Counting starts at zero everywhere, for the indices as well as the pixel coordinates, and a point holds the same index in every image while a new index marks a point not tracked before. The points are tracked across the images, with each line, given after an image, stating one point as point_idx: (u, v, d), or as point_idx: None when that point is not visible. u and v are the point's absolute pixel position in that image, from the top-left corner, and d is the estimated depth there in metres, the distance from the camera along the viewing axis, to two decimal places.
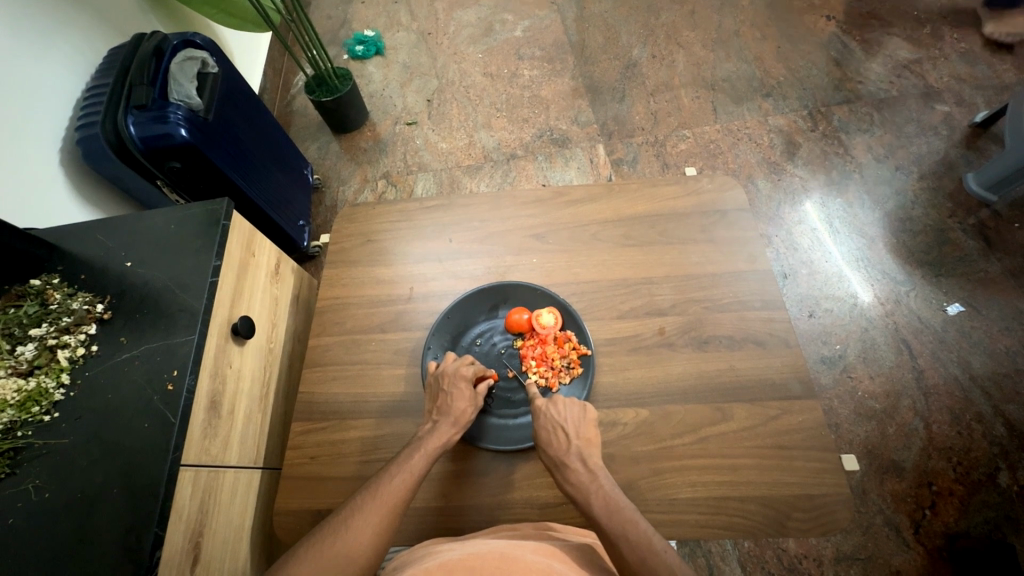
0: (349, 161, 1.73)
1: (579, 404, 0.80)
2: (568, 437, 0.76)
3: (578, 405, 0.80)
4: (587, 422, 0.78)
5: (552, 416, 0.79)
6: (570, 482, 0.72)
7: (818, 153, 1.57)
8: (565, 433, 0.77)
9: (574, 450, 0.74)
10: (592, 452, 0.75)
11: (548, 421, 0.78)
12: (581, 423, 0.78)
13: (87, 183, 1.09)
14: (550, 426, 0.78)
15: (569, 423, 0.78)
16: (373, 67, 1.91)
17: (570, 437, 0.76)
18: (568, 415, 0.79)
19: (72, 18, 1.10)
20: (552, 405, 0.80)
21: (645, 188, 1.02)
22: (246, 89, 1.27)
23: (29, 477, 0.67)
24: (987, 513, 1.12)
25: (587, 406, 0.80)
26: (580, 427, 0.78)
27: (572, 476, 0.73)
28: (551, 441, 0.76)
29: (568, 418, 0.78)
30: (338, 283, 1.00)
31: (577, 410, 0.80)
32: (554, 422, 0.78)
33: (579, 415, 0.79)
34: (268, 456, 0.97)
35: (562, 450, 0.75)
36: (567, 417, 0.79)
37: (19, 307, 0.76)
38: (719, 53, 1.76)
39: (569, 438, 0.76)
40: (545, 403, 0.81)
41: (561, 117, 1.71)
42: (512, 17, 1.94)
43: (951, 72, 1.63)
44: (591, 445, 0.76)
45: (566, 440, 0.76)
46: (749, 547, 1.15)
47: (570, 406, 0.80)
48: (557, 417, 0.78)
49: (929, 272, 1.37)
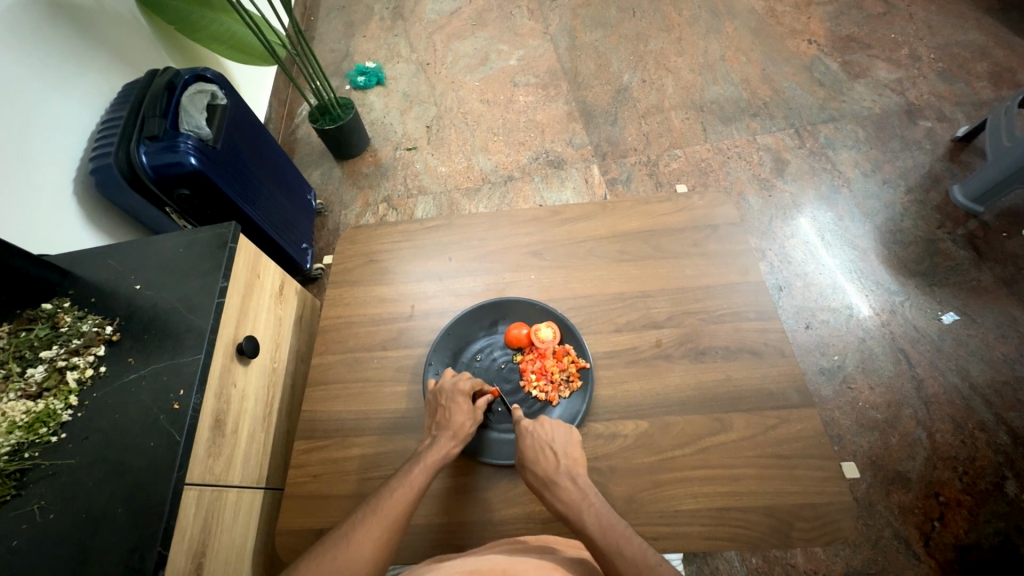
0: (351, 186, 1.78)
1: (565, 426, 0.82)
2: (556, 455, 0.77)
3: (564, 427, 0.81)
4: (573, 443, 0.79)
5: (540, 434, 0.79)
6: (560, 500, 0.72)
7: (806, 169, 1.61)
8: (553, 452, 0.77)
9: (563, 469, 0.75)
10: (580, 471, 0.76)
11: (536, 441, 0.79)
12: (569, 443, 0.79)
13: (98, 211, 1.12)
14: (539, 446, 0.78)
15: (557, 442, 0.78)
16: (374, 96, 1.98)
17: (558, 455, 0.77)
18: (556, 435, 0.79)
19: (87, 55, 1.16)
20: (540, 426, 0.81)
21: (638, 206, 1.05)
22: (254, 121, 1.32)
23: (35, 498, 0.68)
24: (997, 524, 1.11)
25: (571, 428, 0.82)
26: (567, 447, 0.78)
27: (562, 493, 0.73)
28: (539, 459, 0.76)
29: (557, 438, 0.79)
30: (339, 302, 1.02)
31: (564, 430, 0.81)
32: (541, 441, 0.78)
33: (565, 435, 0.80)
34: (271, 474, 0.98)
35: (551, 468, 0.75)
36: (555, 436, 0.79)
37: (30, 330, 0.78)
38: (707, 77, 1.82)
39: (557, 458, 0.76)
40: (532, 424, 0.81)
41: (556, 140, 1.77)
42: (507, 47, 2.02)
43: (931, 89, 1.69)
44: (578, 463, 0.77)
45: (554, 459, 0.76)
46: (757, 563, 1.13)
47: (557, 427, 0.81)
48: (545, 436, 0.79)
49: (923, 282, 1.39)
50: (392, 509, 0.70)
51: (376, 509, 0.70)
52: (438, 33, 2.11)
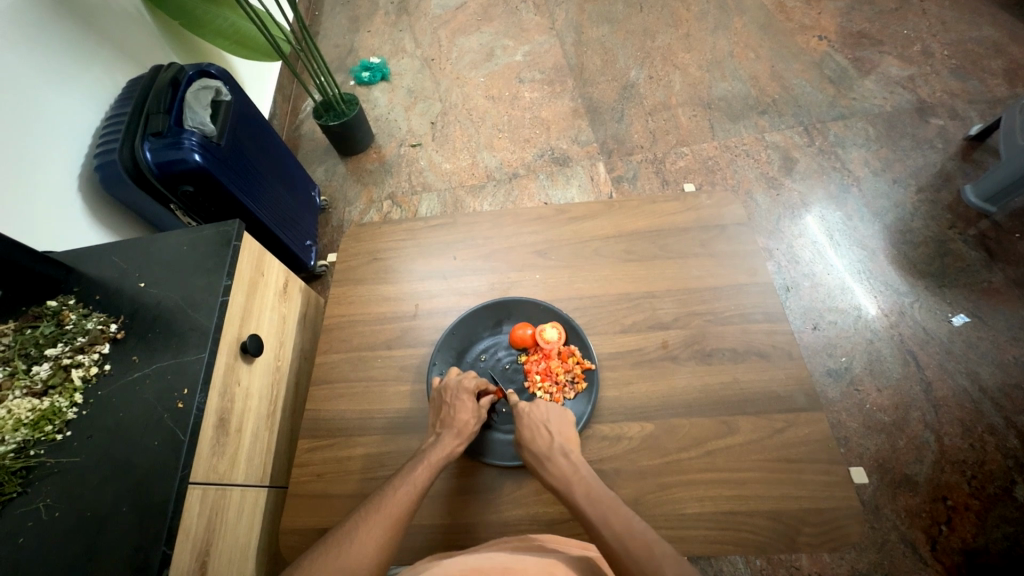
0: (355, 182, 1.77)
1: (560, 407, 0.82)
2: (551, 433, 0.77)
3: (558, 407, 0.81)
4: (567, 423, 0.79)
5: (535, 416, 0.79)
6: (553, 475, 0.72)
7: (815, 168, 1.59)
8: (547, 430, 0.77)
9: (556, 446, 0.75)
10: (573, 447, 0.76)
11: (531, 421, 0.79)
12: (563, 423, 0.79)
13: (103, 208, 1.13)
14: (534, 426, 0.78)
15: (551, 422, 0.79)
16: (378, 92, 1.97)
17: (552, 434, 0.77)
18: (551, 415, 0.80)
19: (92, 50, 1.15)
20: (534, 408, 0.81)
21: (644, 205, 1.04)
22: (257, 117, 1.32)
23: (40, 495, 0.68)
24: (1006, 528, 1.10)
25: (566, 409, 0.82)
26: (561, 426, 0.79)
27: (555, 468, 0.73)
28: (534, 437, 0.77)
29: (551, 418, 0.79)
30: (344, 300, 1.02)
31: (558, 410, 0.81)
32: (535, 421, 0.79)
33: (559, 415, 0.80)
34: (275, 474, 0.98)
35: (544, 445, 0.75)
36: (549, 417, 0.80)
37: (35, 327, 0.78)
38: (715, 73, 1.80)
39: (551, 436, 0.76)
40: (528, 406, 0.81)
41: (561, 137, 1.75)
42: (512, 43, 2.00)
43: (943, 87, 1.66)
44: (572, 441, 0.77)
45: (548, 437, 0.76)
46: (762, 565, 1.13)
47: (552, 407, 0.81)
48: (540, 416, 0.79)
49: (933, 283, 1.38)
50: (395, 508, 0.70)
51: (380, 507, 0.70)
52: (443, 29, 2.09)
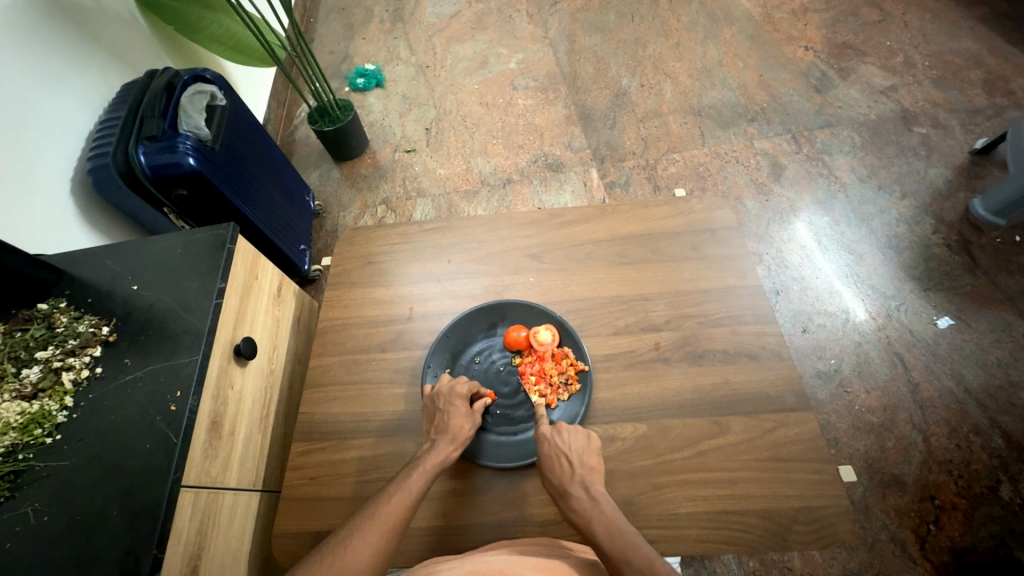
0: (349, 187, 1.78)
1: (585, 433, 0.79)
2: (571, 464, 0.76)
3: (583, 434, 0.79)
4: (590, 451, 0.78)
5: (557, 442, 0.78)
6: (573, 510, 0.72)
7: (803, 174, 1.62)
8: (567, 461, 0.76)
9: (576, 478, 0.74)
10: (595, 479, 0.75)
11: (552, 448, 0.78)
12: (585, 451, 0.77)
13: (95, 211, 1.12)
14: (555, 454, 0.77)
15: (573, 451, 0.77)
16: (373, 98, 1.98)
17: (573, 465, 0.75)
18: (573, 443, 0.78)
19: (86, 55, 1.15)
20: (558, 433, 0.79)
21: (636, 209, 1.06)
22: (253, 122, 1.32)
23: (30, 499, 0.67)
24: (992, 527, 1.12)
25: (591, 434, 0.80)
26: (583, 455, 0.77)
27: (576, 503, 0.72)
28: (553, 468, 0.76)
29: (573, 447, 0.78)
30: (339, 304, 1.02)
31: (582, 438, 0.79)
32: (556, 449, 0.78)
33: (583, 442, 0.78)
34: (267, 478, 0.98)
35: (564, 477, 0.74)
36: (571, 445, 0.78)
37: (25, 330, 0.78)
38: (705, 82, 1.83)
39: (571, 467, 0.75)
40: (551, 430, 0.80)
41: (555, 143, 1.77)
42: (506, 50, 2.02)
43: (925, 96, 1.71)
44: (594, 472, 0.75)
45: (569, 468, 0.75)
46: (754, 566, 1.13)
47: (575, 434, 0.79)
48: (561, 444, 0.78)
49: (918, 286, 1.40)
50: (390, 514, 0.69)
51: (375, 513, 0.69)
52: (437, 37, 2.12)
